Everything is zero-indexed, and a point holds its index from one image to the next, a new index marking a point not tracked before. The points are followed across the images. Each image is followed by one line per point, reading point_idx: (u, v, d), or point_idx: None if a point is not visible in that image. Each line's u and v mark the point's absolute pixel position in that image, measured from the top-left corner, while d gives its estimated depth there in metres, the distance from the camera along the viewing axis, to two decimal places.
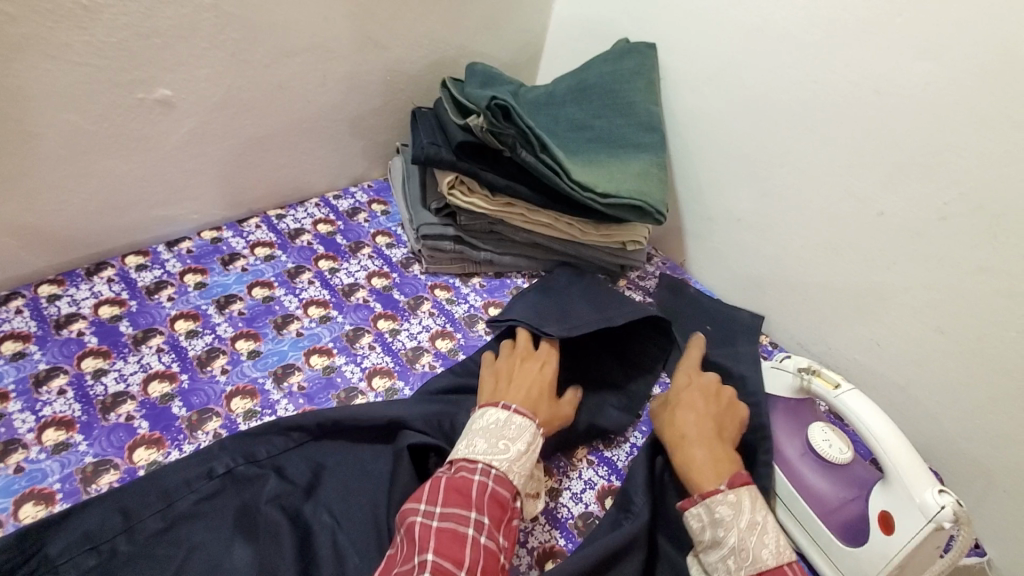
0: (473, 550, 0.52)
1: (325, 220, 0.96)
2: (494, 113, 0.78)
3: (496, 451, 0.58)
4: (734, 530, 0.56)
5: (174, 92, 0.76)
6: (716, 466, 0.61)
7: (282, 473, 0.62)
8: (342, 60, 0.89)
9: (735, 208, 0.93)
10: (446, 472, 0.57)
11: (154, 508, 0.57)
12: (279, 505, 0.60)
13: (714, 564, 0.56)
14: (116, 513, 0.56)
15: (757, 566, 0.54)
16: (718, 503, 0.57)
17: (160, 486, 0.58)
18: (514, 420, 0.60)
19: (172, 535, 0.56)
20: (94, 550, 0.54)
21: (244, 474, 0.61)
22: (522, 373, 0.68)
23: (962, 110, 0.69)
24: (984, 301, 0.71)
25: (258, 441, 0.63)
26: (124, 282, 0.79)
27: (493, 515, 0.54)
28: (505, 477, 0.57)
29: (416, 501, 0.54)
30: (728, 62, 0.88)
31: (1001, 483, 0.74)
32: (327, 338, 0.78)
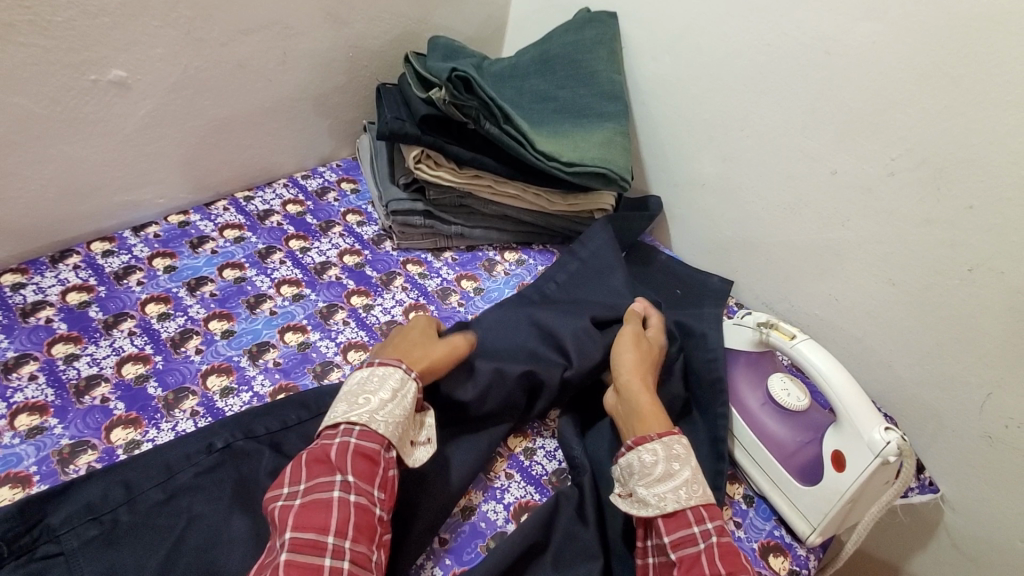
0: (340, 511, 0.52)
1: (294, 200, 0.96)
2: (456, 85, 0.79)
3: (354, 407, 0.58)
4: (687, 465, 0.60)
5: (128, 73, 0.75)
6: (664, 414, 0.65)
7: (279, 449, 0.64)
8: (302, 37, 0.88)
9: (699, 173, 0.96)
10: (311, 445, 0.57)
11: (155, 480, 0.59)
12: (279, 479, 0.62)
13: (663, 494, 0.58)
14: (119, 486, 0.57)
15: (700, 496, 0.59)
16: (675, 442, 0.61)
17: (162, 460, 0.60)
18: (375, 373, 0.60)
19: (172, 505, 0.58)
20: (96, 520, 0.55)
21: (243, 449, 0.63)
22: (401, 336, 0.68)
23: (905, 68, 0.72)
24: (930, 251, 0.75)
25: (257, 418, 0.65)
26: (91, 268, 0.79)
27: (359, 470, 0.54)
28: (369, 430, 0.56)
29: (278, 485, 0.54)
30: (686, 28, 0.90)
31: (949, 423, 0.79)
32: (300, 315, 0.79)
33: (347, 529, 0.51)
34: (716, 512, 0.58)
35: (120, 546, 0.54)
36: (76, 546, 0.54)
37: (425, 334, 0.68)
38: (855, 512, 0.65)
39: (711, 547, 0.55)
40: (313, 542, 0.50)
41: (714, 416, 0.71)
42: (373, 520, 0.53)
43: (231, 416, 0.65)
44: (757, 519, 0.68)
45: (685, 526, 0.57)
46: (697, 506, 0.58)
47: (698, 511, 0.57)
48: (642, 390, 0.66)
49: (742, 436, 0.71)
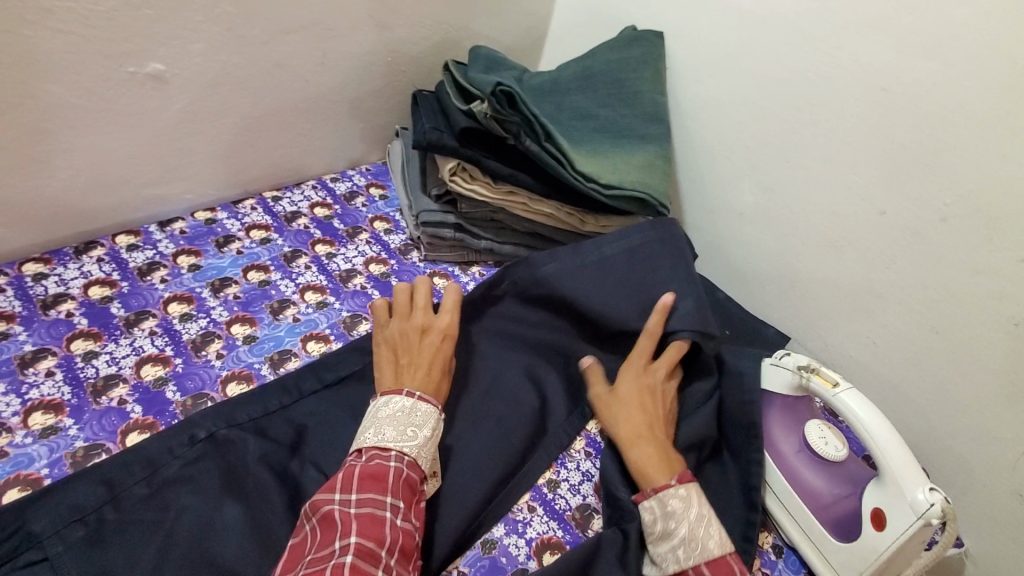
0: (391, 530, 0.52)
1: (322, 203, 0.94)
2: (499, 100, 0.76)
3: (404, 438, 0.58)
4: (683, 521, 0.60)
5: (166, 67, 0.74)
6: (664, 461, 0.64)
7: (265, 434, 0.64)
8: (342, 39, 0.86)
9: (737, 202, 0.93)
10: (359, 461, 0.56)
11: (138, 475, 0.58)
12: (266, 463, 0.62)
13: (664, 554, 0.60)
14: (100, 484, 0.56)
15: (706, 557, 0.58)
16: (670, 497, 0.61)
17: (143, 455, 0.59)
18: (420, 407, 0.60)
19: (160, 499, 0.57)
20: (81, 521, 0.54)
21: (226, 437, 0.62)
22: (419, 347, 0.67)
23: (963, 111, 0.69)
24: (977, 301, 0.73)
25: (238, 406, 0.64)
26: (114, 262, 0.77)
27: (406, 498, 0.55)
28: (415, 462, 0.57)
29: (330, 491, 0.53)
30: (734, 54, 0.87)
31: (984, 479, 0.76)
32: (323, 325, 0.77)
33: (396, 551, 0.52)
34: (723, 568, 0.58)
35: (108, 545, 0.53)
36: (60, 550, 0.52)
37: (446, 357, 0.67)
38: None
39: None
40: (370, 551, 0.50)
41: (748, 462, 0.69)
42: (414, 547, 0.54)
43: (211, 407, 0.64)
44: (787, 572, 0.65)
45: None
46: (699, 565, 0.58)
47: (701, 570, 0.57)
48: (638, 443, 0.65)
49: (776, 484, 0.68)
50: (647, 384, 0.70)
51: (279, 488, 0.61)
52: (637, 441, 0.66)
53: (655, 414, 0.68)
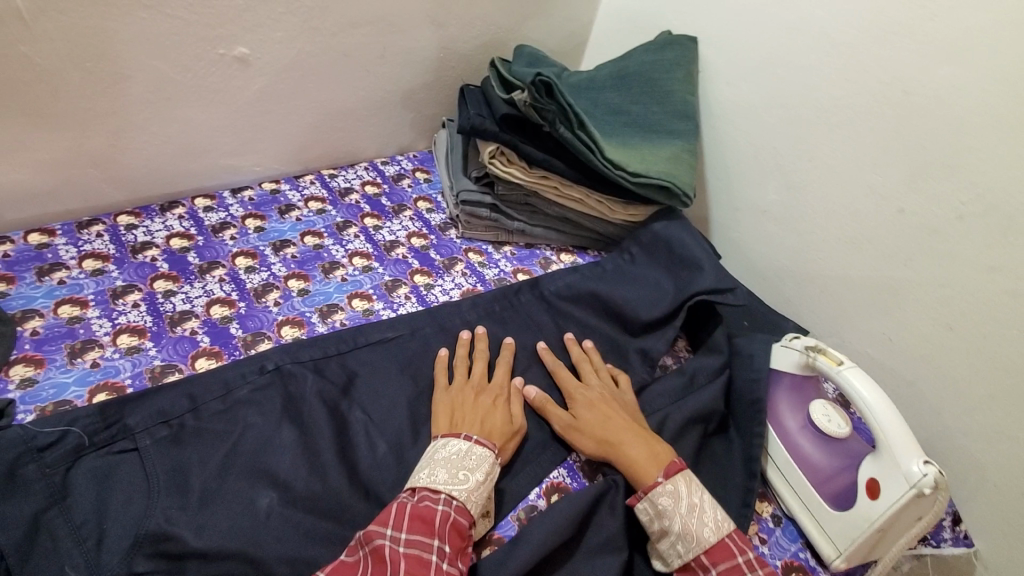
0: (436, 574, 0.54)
1: (372, 182, 1.04)
2: (538, 89, 0.84)
3: (455, 482, 0.60)
4: (676, 517, 0.62)
5: (251, 51, 0.85)
6: (648, 458, 0.66)
7: (322, 373, 0.71)
8: (401, 35, 0.96)
9: (761, 200, 0.97)
10: (410, 500, 0.58)
11: (216, 393, 0.67)
12: (321, 397, 0.69)
13: (667, 550, 0.62)
14: (185, 396, 0.65)
15: (702, 546, 0.61)
16: (659, 494, 0.63)
17: (222, 378, 0.68)
18: (474, 450, 0.63)
19: (231, 415, 0.66)
20: (166, 423, 0.63)
21: (290, 371, 0.70)
22: (474, 404, 0.70)
23: (981, 113, 0.72)
24: (990, 299, 0.75)
25: (303, 347, 0.73)
26: (193, 219, 0.88)
27: (454, 543, 0.57)
28: (465, 507, 0.59)
29: (383, 524, 0.56)
30: (764, 59, 0.93)
31: (993, 477, 0.78)
32: (367, 285, 0.85)
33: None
34: (723, 552, 0.61)
35: (186, 445, 0.62)
36: (148, 443, 0.62)
37: (506, 418, 0.69)
38: (882, 544, 0.65)
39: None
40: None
41: (750, 435, 0.73)
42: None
43: (283, 344, 0.73)
44: (783, 538, 0.69)
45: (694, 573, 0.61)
46: (698, 557, 0.60)
47: (700, 560, 0.60)
48: (613, 452, 0.67)
49: (776, 454, 0.72)
50: (598, 397, 0.73)
51: (330, 421, 0.67)
52: (613, 448, 0.68)
53: (616, 418, 0.70)
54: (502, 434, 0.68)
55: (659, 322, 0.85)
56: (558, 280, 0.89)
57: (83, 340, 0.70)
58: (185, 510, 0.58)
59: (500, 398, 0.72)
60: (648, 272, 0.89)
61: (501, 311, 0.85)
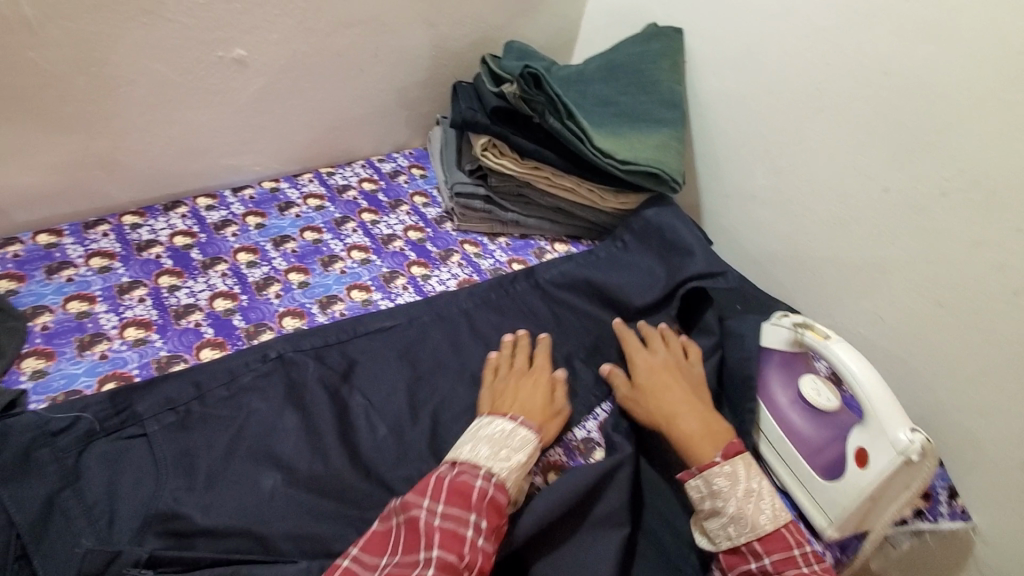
0: (471, 550, 0.54)
1: (369, 179, 1.06)
2: (527, 81, 0.87)
3: (497, 458, 0.61)
4: (731, 498, 0.63)
5: (248, 53, 0.87)
6: (710, 439, 0.68)
7: (322, 360, 0.73)
8: (394, 34, 0.99)
9: (750, 185, 0.99)
10: (449, 472, 0.59)
11: (221, 381, 0.69)
12: (321, 383, 0.71)
13: (716, 530, 0.64)
14: (191, 383, 0.68)
15: (756, 533, 0.62)
16: (715, 476, 0.64)
17: (226, 366, 0.70)
18: (519, 432, 0.64)
19: (235, 401, 0.68)
20: (173, 409, 0.66)
21: (292, 358, 0.72)
22: (520, 387, 0.71)
23: (960, 90, 0.74)
24: (976, 272, 0.76)
25: (304, 336, 0.75)
26: (195, 218, 0.91)
27: (491, 520, 0.57)
28: (504, 485, 0.59)
29: (421, 495, 0.57)
30: (748, 47, 0.95)
31: (986, 448, 0.79)
32: (365, 277, 0.87)
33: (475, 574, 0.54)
34: (777, 544, 0.62)
35: (192, 430, 0.65)
36: (157, 428, 0.64)
37: (547, 400, 0.71)
38: (873, 513, 0.67)
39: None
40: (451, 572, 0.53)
41: (743, 413, 0.75)
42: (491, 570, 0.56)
43: (285, 334, 0.75)
44: None
45: (744, 563, 0.62)
46: (752, 543, 0.62)
47: (754, 547, 0.61)
48: (675, 424, 0.69)
49: (769, 431, 0.74)
50: (665, 370, 0.75)
51: (331, 406, 0.69)
52: (676, 421, 0.70)
53: (684, 394, 0.72)
54: (543, 415, 0.69)
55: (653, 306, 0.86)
56: (553, 268, 0.91)
57: (92, 334, 0.72)
58: (191, 491, 0.60)
59: (545, 381, 0.73)
60: (642, 258, 0.91)
61: (497, 299, 0.87)
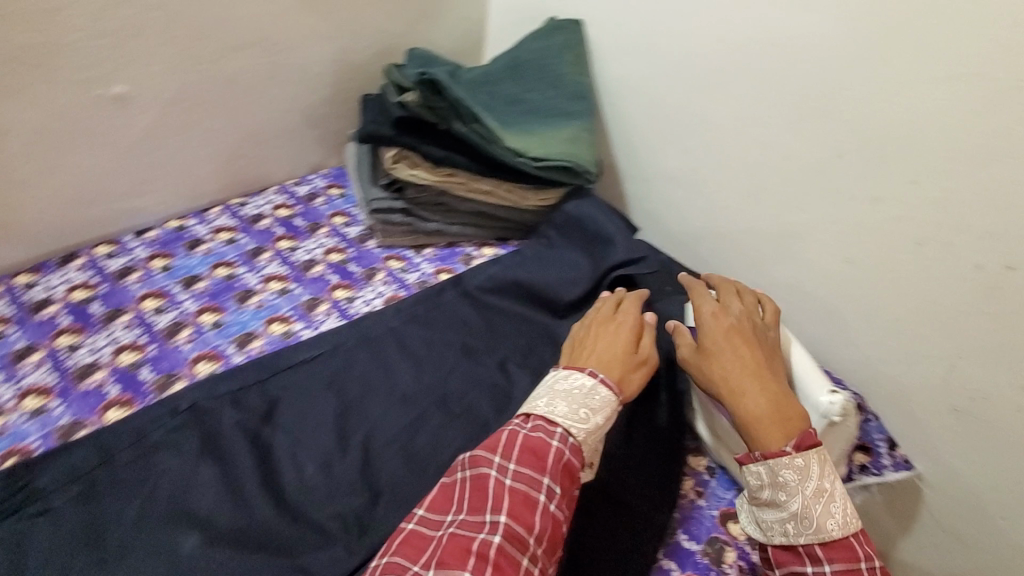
0: (541, 517, 0.56)
1: (284, 204, 1.02)
2: (426, 88, 0.85)
3: (576, 418, 0.62)
4: (797, 495, 0.60)
5: (129, 89, 0.82)
6: (779, 425, 0.63)
7: (240, 404, 0.70)
8: (289, 52, 0.95)
9: (667, 166, 1.00)
10: (524, 428, 0.61)
11: (129, 441, 0.64)
12: (240, 428, 0.67)
13: (771, 524, 0.61)
14: (97, 448, 0.63)
15: (820, 537, 0.59)
16: (784, 467, 0.60)
17: (133, 424, 0.66)
18: (598, 390, 0.65)
19: (146, 460, 0.64)
20: (78, 479, 0.61)
21: (205, 407, 0.69)
22: (602, 335, 0.72)
23: (843, 53, 0.76)
24: (881, 227, 0.79)
25: (219, 381, 0.71)
26: (94, 268, 0.85)
27: (563, 485, 0.59)
28: (580, 448, 0.61)
29: (491, 451, 0.59)
30: (645, 31, 0.95)
31: (915, 394, 0.82)
32: (284, 308, 0.84)
33: (543, 539, 0.56)
34: (840, 550, 0.59)
35: (101, 499, 0.60)
36: (61, 502, 0.59)
37: (630, 347, 0.71)
38: None
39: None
40: (518, 536, 0.55)
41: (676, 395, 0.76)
42: (559, 535, 0.58)
43: (198, 382, 0.71)
44: (719, 488, 0.73)
45: (797, 562, 0.60)
46: (813, 546, 0.59)
47: (813, 550, 0.59)
48: (740, 402, 0.65)
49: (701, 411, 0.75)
50: (736, 337, 0.69)
51: (251, 451, 0.66)
52: (743, 397, 0.65)
53: (757, 365, 0.67)
54: (624, 365, 0.69)
55: (584, 298, 0.86)
56: (481, 274, 0.89)
57: None
58: (102, 566, 0.56)
59: (628, 328, 0.72)
60: (568, 252, 0.90)
61: (425, 312, 0.84)
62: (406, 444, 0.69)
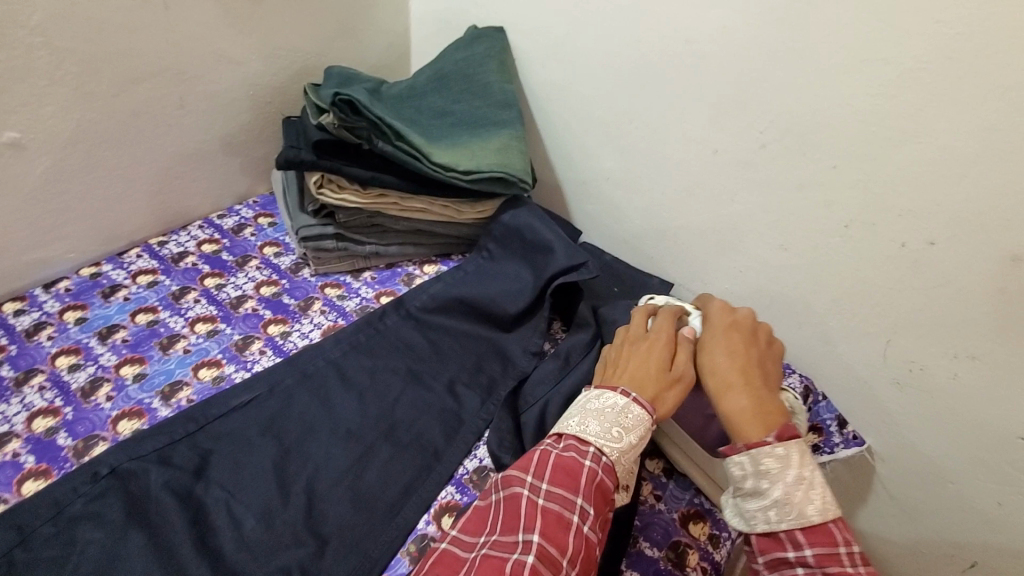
0: (575, 538, 0.54)
1: (210, 239, 0.97)
2: (342, 109, 0.82)
3: (608, 438, 0.59)
4: (779, 482, 0.56)
5: (22, 134, 0.76)
6: (763, 418, 0.59)
7: (168, 462, 0.65)
8: (198, 81, 0.90)
9: (602, 167, 1.00)
10: (556, 448, 0.59)
11: (44, 517, 0.59)
12: (170, 489, 0.63)
13: (753, 513, 0.57)
14: (9, 530, 0.58)
15: (802, 522, 0.55)
16: (764, 455, 0.57)
17: (50, 498, 0.60)
18: (632, 409, 0.61)
19: (66, 536, 0.58)
20: None
21: (129, 469, 0.64)
22: (631, 351, 0.68)
23: (757, 46, 0.77)
24: (808, 213, 0.80)
25: (144, 440, 0.66)
26: (1, 328, 0.79)
27: (596, 505, 0.56)
28: (612, 467, 0.59)
29: (524, 471, 0.57)
30: (566, 33, 0.94)
31: (856, 371, 0.85)
32: (215, 351, 0.79)
33: (577, 562, 0.53)
34: (822, 536, 0.54)
35: None
36: None
37: (664, 364, 0.66)
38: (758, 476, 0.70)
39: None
40: (552, 557, 0.52)
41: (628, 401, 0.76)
42: (592, 559, 0.55)
43: (120, 442, 0.66)
44: (677, 489, 0.73)
45: (779, 549, 0.55)
46: (794, 531, 0.55)
47: (794, 536, 0.55)
48: (728, 392, 0.62)
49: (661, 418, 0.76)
50: (733, 337, 0.67)
51: (183, 511, 0.61)
52: (731, 389, 0.62)
53: (752, 363, 0.64)
54: (659, 383, 0.64)
55: (529, 310, 0.85)
56: (424, 293, 0.87)
57: None
58: None
59: (663, 345, 0.67)
60: (509, 265, 0.89)
61: (367, 340, 0.81)
62: (353, 483, 0.66)
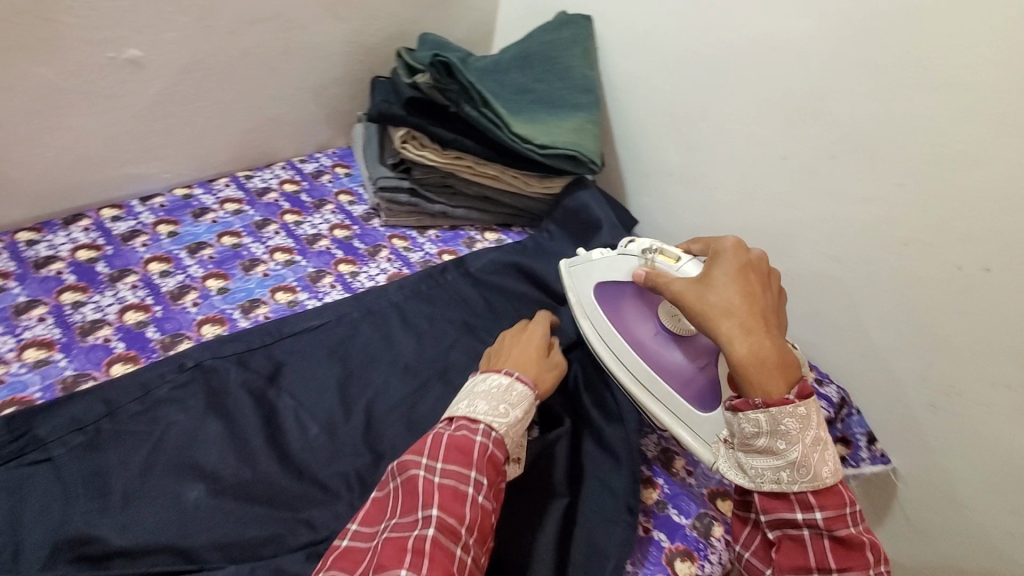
0: (472, 508, 0.54)
1: (291, 180, 1.03)
2: (438, 70, 0.87)
3: (496, 413, 0.60)
4: (797, 443, 0.57)
5: (143, 53, 0.83)
6: (781, 371, 0.60)
7: (246, 365, 0.71)
8: (303, 30, 0.96)
9: (667, 161, 1.03)
10: (447, 429, 0.58)
11: (132, 396, 0.65)
12: (246, 388, 0.69)
13: (762, 471, 0.59)
14: (100, 402, 0.64)
15: (814, 484, 0.57)
16: (785, 416, 0.57)
17: (139, 380, 0.66)
18: (515, 386, 0.64)
19: (150, 415, 0.64)
20: (80, 430, 0.62)
21: (211, 365, 0.70)
22: (512, 345, 0.72)
23: (841, 58, 0.79)
24: (867, 227, 0.83)
25: (228, 342, 0.72)
26: (100, 230, 0.86)
27: (490, 475, 0.57)
28: (502, 440, 0.59)
29: (417, 453, 0.56)
30: (651, 28, 0.98)
31: (893, 388, 0.87)
32: (290, 278, 0.85)
33: (475, 529, 0.54)
34: (832, 498, 0.58)
35: (105, 448, 0.61)
36: (63, 451, 0.60)
37: (541, 353, 0.70)
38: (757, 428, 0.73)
39: (818, 541, 0.57)
40: (450, 527, 0.52)
41: None
42: (489, 527, 0.55)
43: (204, 342, 0.72)
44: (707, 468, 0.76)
45: (786, 508, 0.58)
46: (806, 493, 0.57)
47: (804, 496, 0.57)
48: (747, 342, 0.61)
49: (608, 338, 0.77)
50: (743, 278, 0.65)
51: (256, 409, 0.67)
52: (749, 340, 0.61)
53: (763, 308, 0.64)
54: (539, 365, 0.68)
55: None
56: (486, 255, 0.91)
57: None
58: (105, 512, 0.57)
59: (539, 338, 0.73)
60: (568, 242, 0.93)
61: (428, 290, 0.86)
62: (408, 412, 0.71)
